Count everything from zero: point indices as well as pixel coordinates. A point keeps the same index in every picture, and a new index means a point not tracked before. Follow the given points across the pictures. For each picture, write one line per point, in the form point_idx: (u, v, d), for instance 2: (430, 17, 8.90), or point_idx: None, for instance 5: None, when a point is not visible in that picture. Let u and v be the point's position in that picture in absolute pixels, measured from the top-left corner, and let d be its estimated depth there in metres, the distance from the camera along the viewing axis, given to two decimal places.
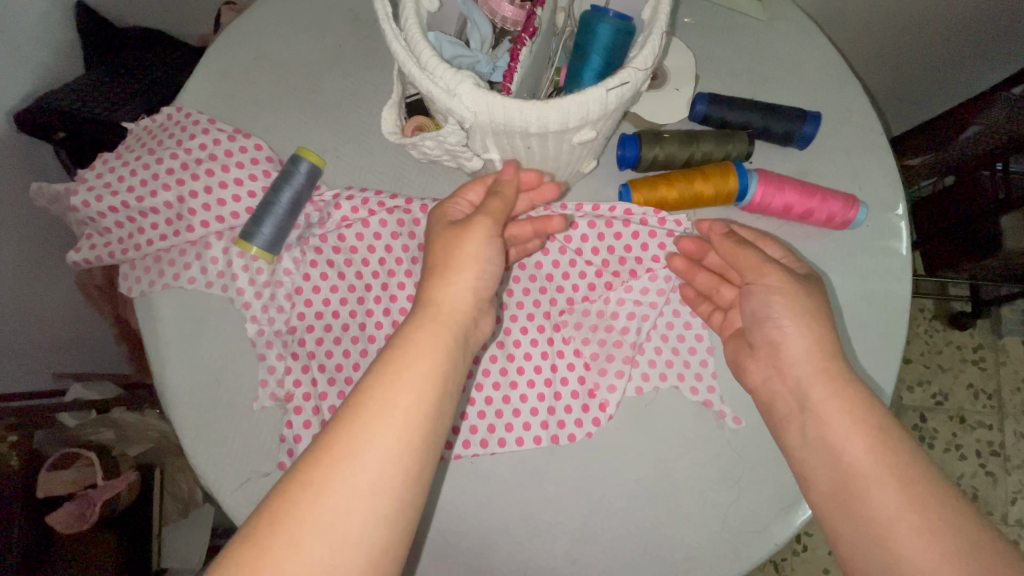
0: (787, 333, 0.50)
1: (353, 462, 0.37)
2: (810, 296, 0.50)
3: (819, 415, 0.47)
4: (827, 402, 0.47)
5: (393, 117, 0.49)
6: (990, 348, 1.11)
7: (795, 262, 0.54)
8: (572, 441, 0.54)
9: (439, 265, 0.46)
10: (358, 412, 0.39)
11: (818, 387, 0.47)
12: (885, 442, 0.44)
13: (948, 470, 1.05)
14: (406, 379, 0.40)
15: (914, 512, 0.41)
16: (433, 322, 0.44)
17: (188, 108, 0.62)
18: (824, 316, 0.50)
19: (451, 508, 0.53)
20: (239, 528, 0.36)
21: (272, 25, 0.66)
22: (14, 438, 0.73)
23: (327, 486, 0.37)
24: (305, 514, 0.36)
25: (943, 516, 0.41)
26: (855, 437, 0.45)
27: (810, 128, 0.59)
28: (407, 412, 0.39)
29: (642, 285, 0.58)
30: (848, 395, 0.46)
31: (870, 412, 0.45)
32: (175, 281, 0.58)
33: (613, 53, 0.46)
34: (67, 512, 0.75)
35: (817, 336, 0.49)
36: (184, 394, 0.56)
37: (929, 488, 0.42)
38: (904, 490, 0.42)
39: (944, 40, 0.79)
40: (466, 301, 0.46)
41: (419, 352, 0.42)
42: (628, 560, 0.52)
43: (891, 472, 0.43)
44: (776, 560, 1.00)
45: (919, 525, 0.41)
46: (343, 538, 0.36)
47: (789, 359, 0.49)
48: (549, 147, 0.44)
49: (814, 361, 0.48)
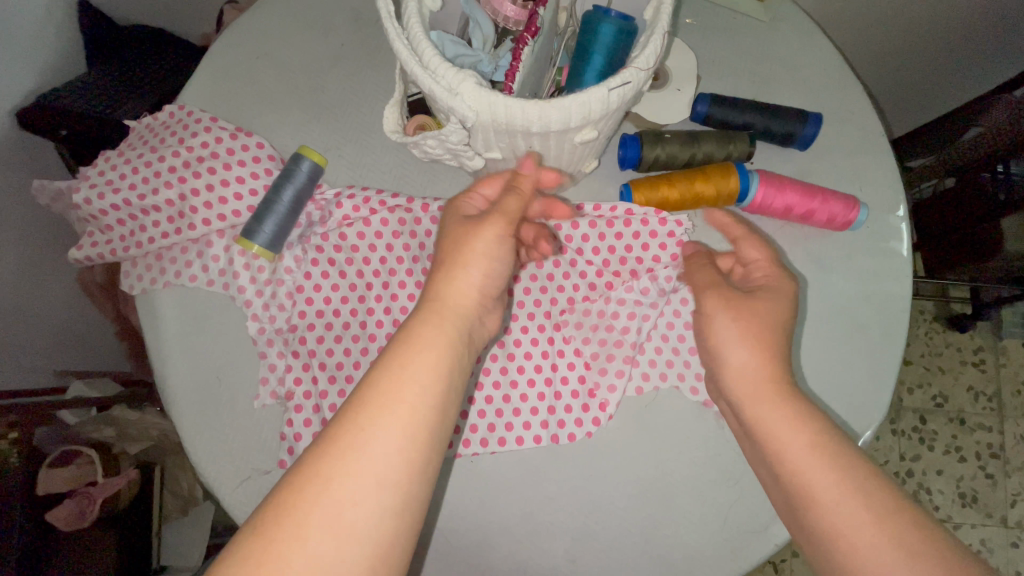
0: (725, 352, 0.48)
1: (357, 453, 0.37)
2: (738, 320, 0.48)
3: (758, 436, 0.45)
4: (764, 419, 0.45)
5: (395, 115, 0.49)
6: (990, 350, 1.11)
7: (763, 270, 0.51)
8: (572, 441, 0.54)
9: (448, 260, 0.45)
10: (361, 405, 0.39)
11: (759, 406, 0.46)
12: (817, 460, 0.42)
13: (946, 472, 1.05)
14: (411, 374, 0.40)
15: (854, 529, 0.39)
16: (437, 316, 0.43)
17: (191, 106, 0.62)
18: (761, 327, 0.48)
19: (451, 507, 0.53)
20: (244, 521, 0.36)
21: (275, 23, 0.66)
22: (15, 433, 0.71)
23: (332, 479, 0.36)
24: (311, 506, 0.36)
25: (882, 529, 0.39)
26: (788, 456, 0.43)
27: (811, 129, 0.59)
28: (410, 407, 0.39)
29: (643, 285, 0.57)
30: (787, 413, 0.45)
31: (803, 429, 0.44)
32: (176, 278, 0.58)
33: (616, 53, 0.46)
34: (68, 509, 0.74)
35: (754, 352, 0.47)
36: (185, 391, 0.56)
37: (864, 503, 0.40)
38: (838, 507, 0.40)
39: (947, 43, 0.79)
40: (470, 296, 0.45)
41: (422, 347, 0.41)
42: (627, 559, 0.52)
43: (823, 490, 0.41)
44: (775, 561, 1.00)
45: (857, 542, 0.39)
46: (348, 531, 0.35)
47: (723, 377, 0.49)
48: (550, 146, 0.44)
49: (747, 382, 0.47)
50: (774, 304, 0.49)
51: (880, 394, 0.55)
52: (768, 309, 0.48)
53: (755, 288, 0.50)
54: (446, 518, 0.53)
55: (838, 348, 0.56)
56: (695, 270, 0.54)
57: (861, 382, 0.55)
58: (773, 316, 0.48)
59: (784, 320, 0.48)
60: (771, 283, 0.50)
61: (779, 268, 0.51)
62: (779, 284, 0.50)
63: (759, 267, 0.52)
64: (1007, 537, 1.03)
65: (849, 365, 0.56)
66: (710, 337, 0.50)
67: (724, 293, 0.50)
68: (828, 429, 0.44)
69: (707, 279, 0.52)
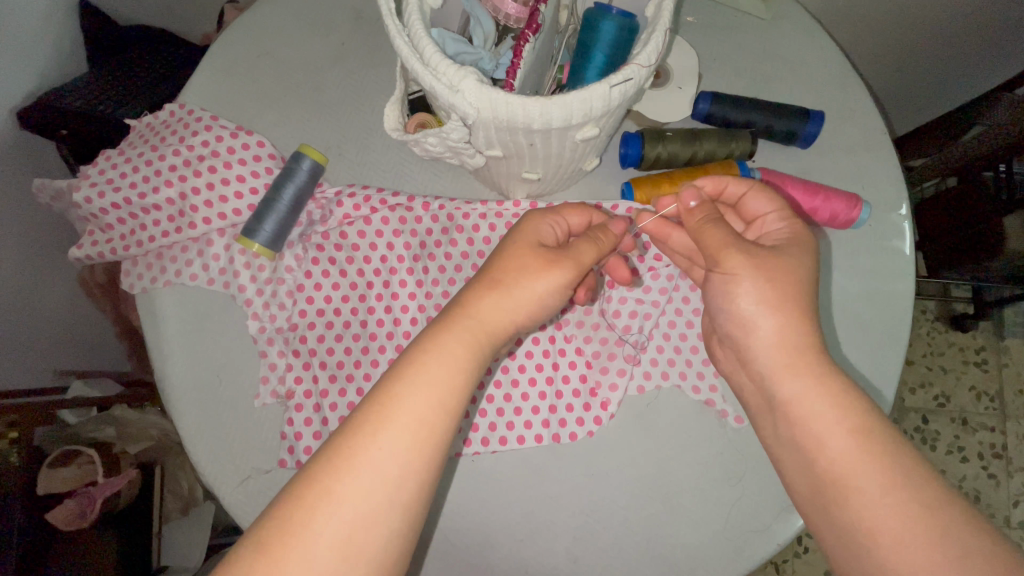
0: (756, 320, 0.45)
1: (372, 472, 0.36)
2: (767, 280, 0.44)
3: (794, 419, 0.42)
4: (804, 398, 0.42)
5: (397, 113, 0.49)
6: (993, 350, 1.11)
7: (781, 221, 0.48)
8: (574, 439, 0.54)
9: (500, 280, 0.43)
10: (384, 422, 0.37)
11: (799, 381, 0.42)
12: (858, 449, 0.39)
13: (948, 473, 1.05)
14: (439, 396, 0.38)
15: (902, 520, 0.37)
16: (473, 338, 0.41)
17: (191, 105, 0.62)
18: (793, 286, 0.44)
19: (453, 506, 0.53)
20: (246, 532, 0.34)
21: (276, 23, 0.66)
22: (15, 433, 0.71)
23: (346, 499, 0.35)
24: (321, 527, 0.34)
25: (928, 525, 0.36)
26: (829, 444, 0.40)
27: (813, 127, 0.59)
28: (433, 429, 0.38)
29: (644, 284, 0.58)
30: (825, 391, 0.42)
31: (847, 409, 0.41)
32: (177, 277, 0.58)
33: (617, 49, 0.46)
34: (68, 509, 0.74)
35: (788, 319, 0.44)
36: (185, 390, 0.56)
37: (912, 495, 0.38)
38: (883, 497, 0.38)
39: (950, 41, 0.78)
40: (505, 316, 0.43)
41: (454, 368, 0.39)
42: (628, 558, 0.52)
43: (868, 480, 0.38)
44: (777, 562, 1.00)
45: (903, 535, 0.37)
46: (358, 553, 0.34)
47: (755, 350, 0.45)
48: (553, 143, 0.44)
49: (786, 351, 0.43)
50: (801, 261, 0.45)
51: (884, 393, 0.54)
52: (800, 268, 0.45)
53: (777, 243, 0.47)
54: (447, 517, 0.52)
55: (840, 346, 0.56)
56: (705, 229, 0.47)
57: (864, 381, 0.55)
58: (803, 273, 0.45)
59: (811, 278, 0.45)
60: (795, 237, 0.47)
61: (792, 216, 0.48)
62: (800, 238, 0.46)
63: (775, 219, 0.49)
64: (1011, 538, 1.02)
65: (852, 364, 0.55)
66: (739, 314, 0.45)
67: (747, 251, 0.45)
68: (867, 411, 0.41)
69: (728, 236, 0.46)
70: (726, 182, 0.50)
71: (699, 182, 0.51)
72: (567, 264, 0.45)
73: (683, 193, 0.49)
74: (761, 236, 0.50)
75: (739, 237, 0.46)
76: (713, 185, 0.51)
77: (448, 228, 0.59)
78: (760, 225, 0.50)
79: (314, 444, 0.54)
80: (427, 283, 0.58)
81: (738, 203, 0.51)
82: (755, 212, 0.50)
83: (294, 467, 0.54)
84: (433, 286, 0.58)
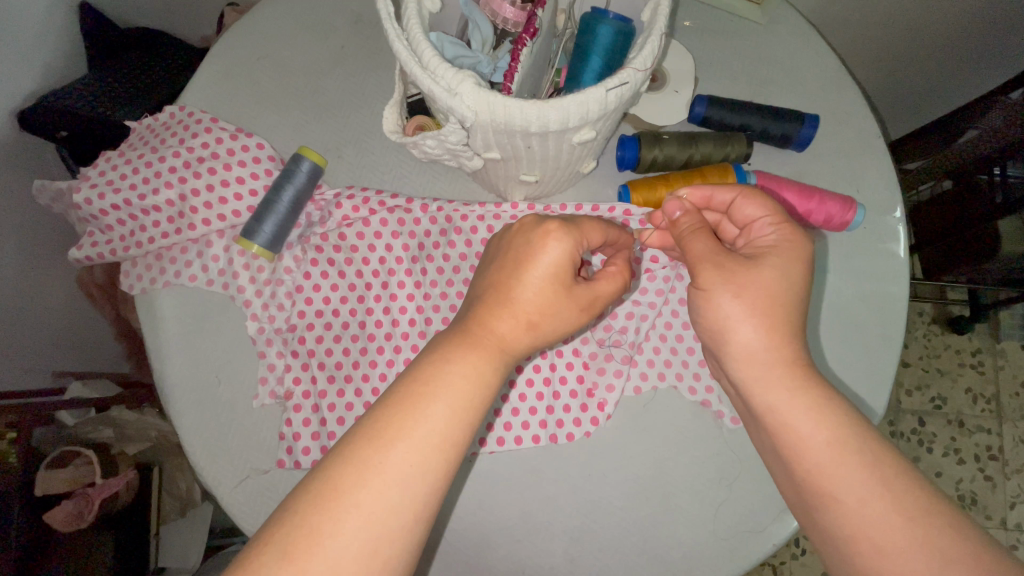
0: (730, 331, 0.44)
1: (400, 488, 0.36)
2: (738, 295, 0.44)
3: (776, 426, 0.43)
4: (778, 409, 0.42)
5: (395, 116, 0.49)
6: (989, 353, 1.11)
7: (771, 226, 0.47)
8: (571, 440, 0.54)
9: (521, 293, 0.42)
10: (412, 436, 0.37)
11: (771, 394, 0.43)
12: (838, 457, 0.40)
13: (944, 474, 1.06)
14: (466, 415, 0.39)
15: (880, 529, 0.37)
16: (495, 356, 0.41)
17: (192, 107, 0.62)
18: (766, 301, 0.44)
19: (451, 507, 0.53)
20: (261, 543, 0.34)
21: (276, 24, 0.67)
22: (15, 433, 0.71)
23: (377, 513, 0.35)
24: (348, 539, 0.34)
25: (912, 534, 0.37)
26: (807, 452, 0.41)
27: (808, 130, 0.59)
28: (456, 446, 0.38)
29: (642, 285, 0.58)
30: (800, 403, 0.42)
31: (821, 423, 0.41)
32: (176, 278, 0.58)
33: (613, 53, 0.46)
34: (66, 510, 0.73)
35: (762, 332, 0.43)
36: (185, 391, 0.56)
37: (891, 501, 0.38)
38: (863, 509, 0.38)
39: (944, 47, 0.79)
40: (529, 340, 0.43)
41: (480, 388, 0.40)
42: (626, 558, 0.52)
43: (846, 490, 0.39)
44: (774, 563, 1.00)
45: (883, 543, 0.37)
46: (383, 564, 0.35)
47: (728, 360, 0.46)
48: (549, 147, 0.45)
49: (753, 366, 0.44)
50: (782, 271, 0.44)
51: (876, 391, 0.55)
52: (781, 279, 0.44)
53: (760, 252, 0.46)
54: (445, 517, 0.53)
55: (836, 348, 0.56)
56: (686, 241, 0.47)
57: (859, 383, 0.55)
58: (780, 286, 0.44)
59: (793, 289, 0.44)
60: (781, 246, 0.45)
61: (789, 223, 0.46)
62: (789, 245, 0.45)
63: (764, 225, 0.47)
64: (1008, 539, 1.03)
65: (846, 364, 0.56)
66: (718, 326, 0.45)
67: (720, 265, 0.45)
68: (845, 420, 0.41)
69: (708, 247, 0.46)
70: (711, 191, 0.51)
71: (682, 193, 0.52)
72: (589, 292, 0.44)
73: (667, 204, 0.50)
74: (752, 241, 0.48)
75: (720, 248, 0.46)
76: (696, 194, 0.51)
77: (447, 230, 0.59)
78: (750, 231, 0.49)
79: (312, 444, 0.54)
80: (426, 284, 0.59)
81: (729, 209, 0.50)
82: (746, 218, 0.49)
83: (292, 467, 0.54)
84: (432, 286, 0.59)
